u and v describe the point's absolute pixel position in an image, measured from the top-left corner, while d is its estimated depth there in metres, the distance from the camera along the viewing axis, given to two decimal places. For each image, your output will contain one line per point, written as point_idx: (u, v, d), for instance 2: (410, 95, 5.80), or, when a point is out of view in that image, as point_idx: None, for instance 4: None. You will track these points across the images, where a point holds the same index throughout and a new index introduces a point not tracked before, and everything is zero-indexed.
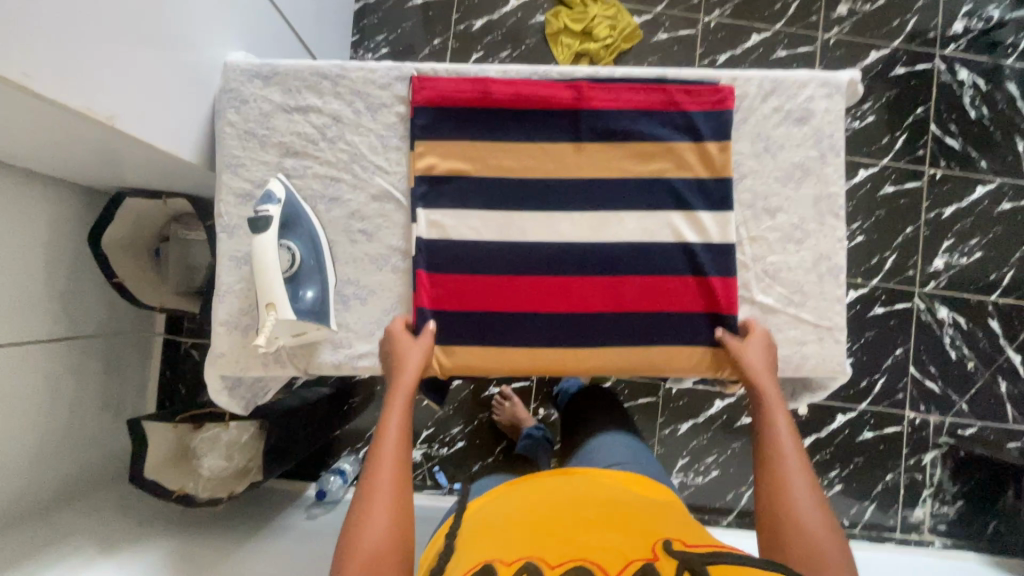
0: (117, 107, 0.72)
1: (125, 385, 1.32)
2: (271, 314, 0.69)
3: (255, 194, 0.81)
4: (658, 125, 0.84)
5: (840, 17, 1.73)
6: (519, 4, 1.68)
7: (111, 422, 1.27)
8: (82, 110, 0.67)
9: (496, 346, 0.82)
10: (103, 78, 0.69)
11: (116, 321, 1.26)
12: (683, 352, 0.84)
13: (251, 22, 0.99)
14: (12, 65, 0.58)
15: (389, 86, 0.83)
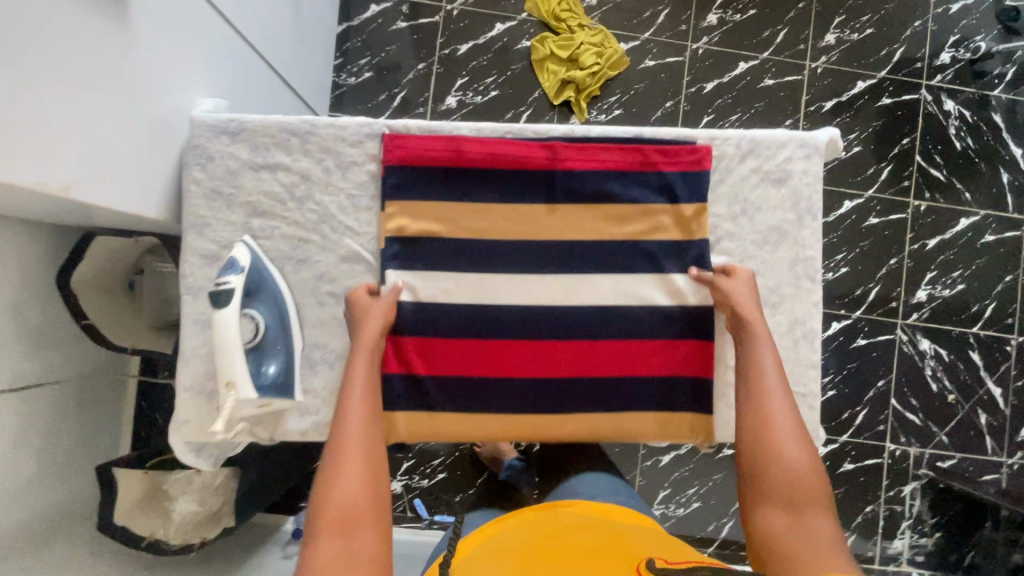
0: (78, 177, 0.67)
1: (99, 423, 1.29)
2: (232, 395, 0.67)
3: (220, 255, 0.79)
4: (635, 187, 0.84)
5: (828, 46, 1.72)
6: (504, 28, 1.65)
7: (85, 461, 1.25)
8: (44, 187, 0.62)
9: (466, 409, 0.82)
10: (66, 149, 0.65)
11: (82, 362, 1.22)
12: (643, 417, 0.84)
13: (223, 64, 0.96)
14: None
15: (361, 143, 0.81)
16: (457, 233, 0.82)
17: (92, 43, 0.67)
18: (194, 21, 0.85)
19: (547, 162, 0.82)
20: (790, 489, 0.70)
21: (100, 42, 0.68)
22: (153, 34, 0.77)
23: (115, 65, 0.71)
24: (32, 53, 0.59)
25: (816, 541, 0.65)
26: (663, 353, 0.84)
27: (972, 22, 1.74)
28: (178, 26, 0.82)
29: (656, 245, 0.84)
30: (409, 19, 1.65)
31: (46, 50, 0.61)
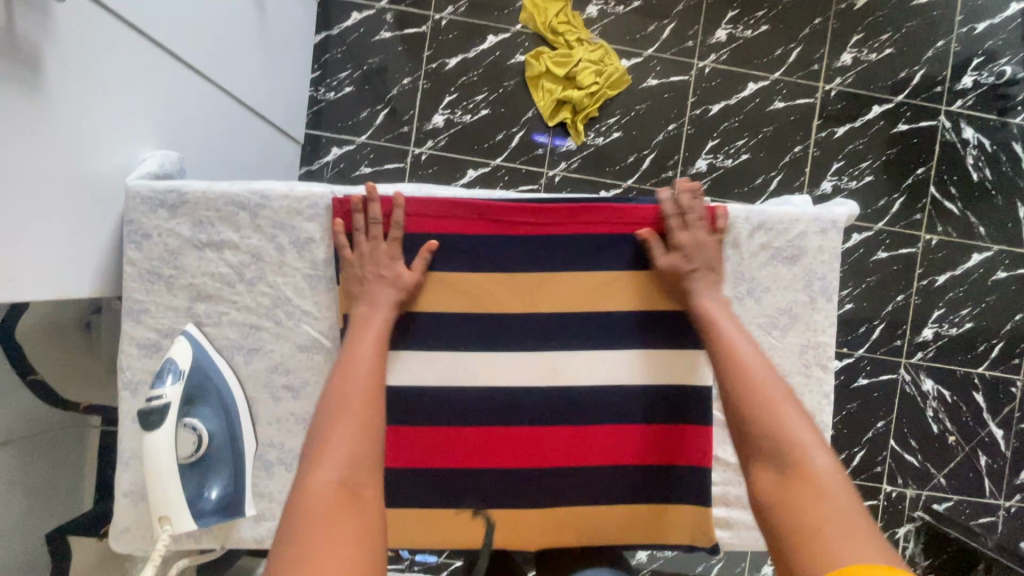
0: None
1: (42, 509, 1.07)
2: (166, 530, 0.65)
3: (163, 344, 0.73)
4: (619, 261, 0.82)
5: (843, 66, 1.61)
6: (497, 41, 1.53)
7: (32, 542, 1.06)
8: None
9: (458, 498, 0.85)
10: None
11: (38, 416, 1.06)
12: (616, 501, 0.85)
13: (172, 108, 0.85)
14: None
15: (318, 217, 0.75)
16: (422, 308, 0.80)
17: (10, 120, 0.59)
18: (126, 67, 0.74)
19: (524, 224, 0.81)
20: (778, 450, 0.67)
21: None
22: (75, 93, 0.67)
23: (38, 139, 0.62)
24: None
25: (817, 503, 0.62)
26: (644, 441, 0.84)
27: (998, 43, 1.63)
28: (106, 77, 0.71)
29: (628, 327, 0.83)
30: (395, 29, 1.52)
31: None
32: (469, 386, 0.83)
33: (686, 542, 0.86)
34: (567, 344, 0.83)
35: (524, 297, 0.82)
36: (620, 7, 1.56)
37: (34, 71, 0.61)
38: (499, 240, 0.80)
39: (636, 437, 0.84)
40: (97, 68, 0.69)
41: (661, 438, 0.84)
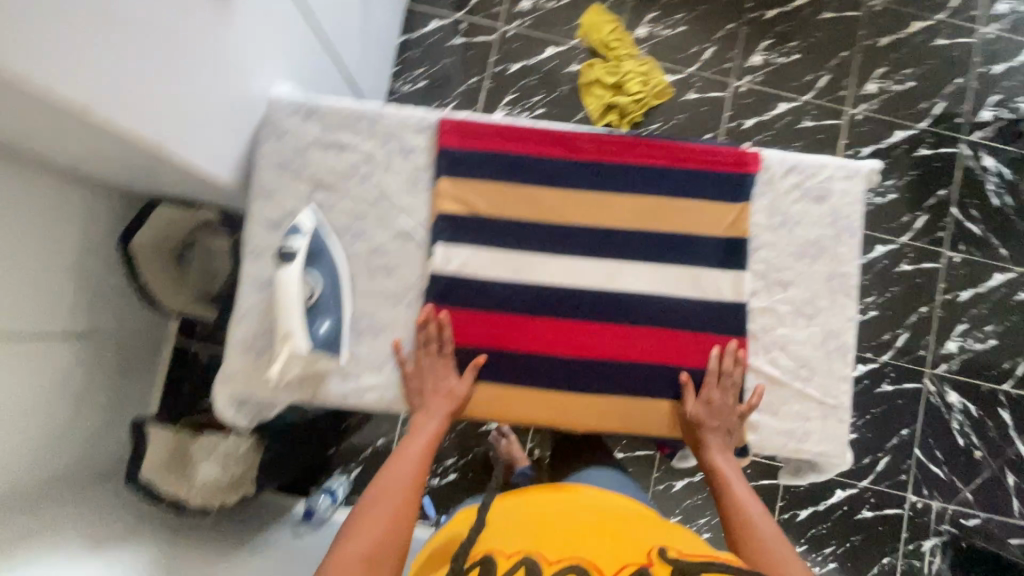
0: (129, 111, 0.67)
1: (128, 392, 1.38)
2: (289, 347, 0.71)
3: (284, 223, 0.84)
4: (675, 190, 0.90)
5: (868, 94, 1.76)
6: (556, 52, 1.74)
7: (98, 422, 1.28)
8: (93, 113, 0.62)
9: (509, 383, 0.84)
10: (132, 91, 0.67)
11: (120, 320, 1.30)
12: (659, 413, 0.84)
13: (296, 49, 1.02)
14: (100, 102, 0.63)
15: (422, 132, 0.87)
16: (495, 212, 0.85)
17: (210, 27, 0.77)
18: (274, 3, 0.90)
19: (590, 152, 0.86)
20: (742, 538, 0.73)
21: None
22: (249, 21, 0.85)
23: (221, 48, 0.81)
24: (163, 31, 0.69)
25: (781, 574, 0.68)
26: (697, 346, 0.84)
27: (1015, 83, 1.77)
28: (259, 4, 0.87)
29: (690, 246, 0.85)
30: (466, 36, 1.75)
31: (175, 27, 0.71)
32: (528, 282, 0.84)
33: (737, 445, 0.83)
34: (624, 254, 0.85)
35: (585, 209, 0.85)
36: (667, 30, 1.76)
37: None
38: (562, 162, 0.86)
39: (683, 341, 0.84)
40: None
41: (706, 342, 0.84)
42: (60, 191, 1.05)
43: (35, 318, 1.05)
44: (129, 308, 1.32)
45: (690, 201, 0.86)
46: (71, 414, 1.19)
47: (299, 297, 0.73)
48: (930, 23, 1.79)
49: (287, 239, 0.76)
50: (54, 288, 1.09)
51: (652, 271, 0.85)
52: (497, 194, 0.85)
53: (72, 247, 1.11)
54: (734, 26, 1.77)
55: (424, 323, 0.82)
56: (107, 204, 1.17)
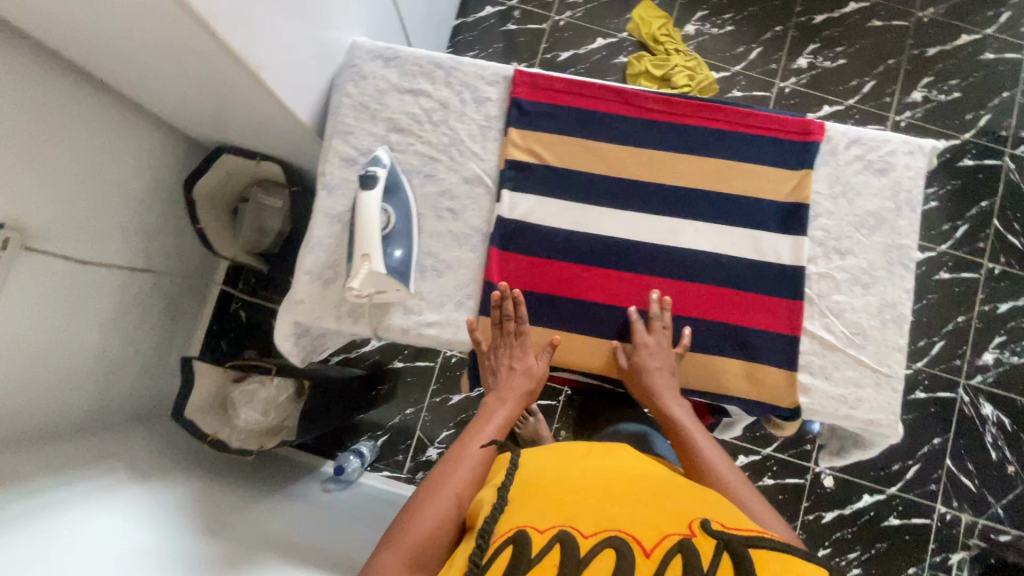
0: (224, 13, 0.70)
1: (172, 338, 1.42)
2: (365, 266, 0.75)
3: (359, 161, 0.87)
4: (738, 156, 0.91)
5: (913, 102, 1.77)
6: (605, 43, 1.78)
7: (142, 363, 1.32)
8: (190, 4, 0.66)
9: (565, 331, 0.85)
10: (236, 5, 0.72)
11: (172, 265, 1.35)
12: (712, 371, 0.85)
13: (373, 7, 1.06)
14: (209, 7, 0.68)
15: (496, 84, 0.90)
16: (561, 164, 0.88)
17: None
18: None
19: (657, 113, 0.89)
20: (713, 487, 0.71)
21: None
22: None
23: None
24: None
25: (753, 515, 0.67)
26: (755, 307, 0.85)
27: None
28: None
29: (750, 209, 0.87)
30: (519, 23, 1.79)
31: None
32: (589, 233, 0.86)
33: (785, 408, 0.83)
34: (684, 213, 0.87)
35: (650, 167, 0.87)
36: (715, 29, 1.79)
37: None
38: (629, 120, 0.89)
39: (740, 300, 0.85)
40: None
41: (764, 304, 0.85)
42: (129, 128, 1.10)
43: (93, 247, 1.10)
44: (182, 254, 1.37)
45: (752, 165, 0.88)
46: (120, 347, 1.24)
47: (377, 222, 0.77)
48: (979, 37, 1.80)
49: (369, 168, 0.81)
50: (115, 223, 1.14)
51: (711, 231, 0.86)
52: (564, 147, 0.88)
53: (135, 183, 1.16)
54: (782, 28, 1.80)
55: (500, 301, 0.82)
56: (172, 148, 1.22)
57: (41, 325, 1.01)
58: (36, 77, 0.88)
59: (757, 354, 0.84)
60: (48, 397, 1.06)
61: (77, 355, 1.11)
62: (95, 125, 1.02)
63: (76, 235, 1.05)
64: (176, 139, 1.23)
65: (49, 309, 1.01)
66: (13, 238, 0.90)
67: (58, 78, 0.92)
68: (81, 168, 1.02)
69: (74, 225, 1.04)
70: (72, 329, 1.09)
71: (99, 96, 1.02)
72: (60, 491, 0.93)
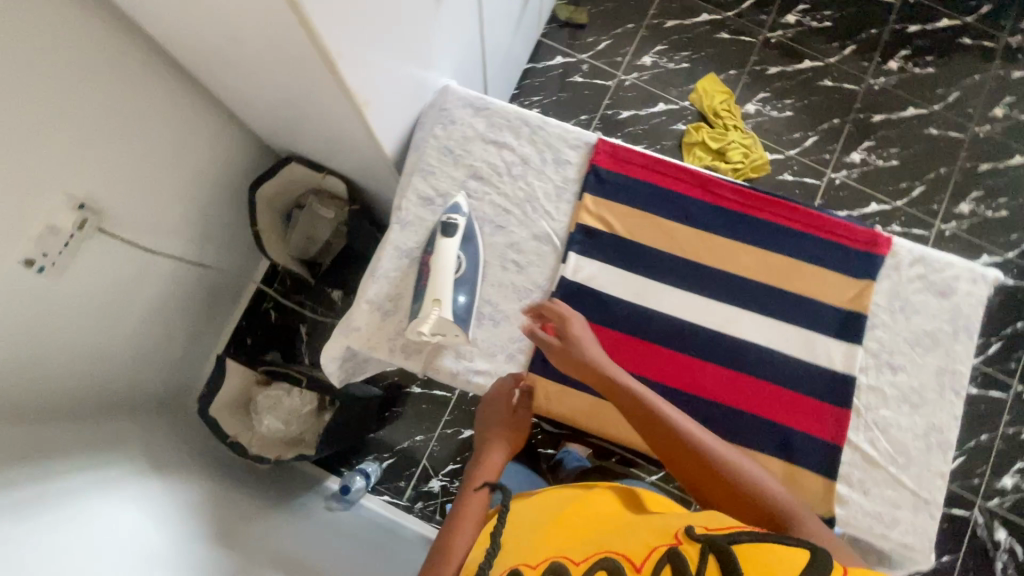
0: (346, 50, 0.73)
1: (205, 329, 1.43)
2: (435, 310, 0.79)
3: (435, 202, 0.90)
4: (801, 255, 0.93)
5: (960, 213, 1.79)
6: (666, 109, 1.83)
7: (172, 350, 1.33)
8: (322, 41, 0.69)
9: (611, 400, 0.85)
10: (357, 46, 0.75)
11: (220, 259, 1.37)
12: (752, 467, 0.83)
13: (464, 52, 1.11)
14: (336, 46, 0.71)
15: (577, 148, 0.93)
16: (629, 236, 0.89)
17: (423, 14, 0.87)
18: (465, 6, 1.00)
19: (728, 201, 0.91)
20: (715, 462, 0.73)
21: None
22: (447, 17, 0.95)
23: (424, 35, 0.90)
24: (395, 6, 0.79)
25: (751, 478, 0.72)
26: (801, 409, 0.85)
27: None
28: (456, 7, 0.97)
29: (808, 311, 0.88)
30: (586, 76, 1.85)
31: (403, 5, 0.80)
32: (647, 308, 0.87)
33: (819, 516, 0.82)
34: (744, 303, 0.88)
35: (714, 253, 0.89)
36: (774, 112, 1.84)
37: None
38: (701, 204, 0.91)
39: (787, 399, 0.85)
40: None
41: (810, 407, 0.85)
42: (211, 126, 1.14)
43: (155, 235, 1.12)
44: (232, 250, 1.39)
45: (814, 267, 0.89)
46: (156, 331, 1.25)
47: (451, 267, 0.81)
48: None
49: (448, 214, 0.86)
50: (180, 214, 1.17)
51: (766, 325, 0.87)
52: (635, 220, 0.90)
53: (205, 178, 1.19)
54: (840, 121, 1.84)
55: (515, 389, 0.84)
56: (244, 149, 1.26)
57: (93, 302, 1.03)
58: (137, 74, 0.94)
59: (798, 457, 0.84)
60: (84, 372, 1.07)
61: (118, 334, 1.13)
62: (183, 123, 1.07)
63: (145, 220, 1.08)
64: (249, 142, 1.27)
65: (100, 289, 1.03)
66: (90, 220, 0.94)
67: (155, 72, 0.97)
68: (161, 160, 1.06)
69: (146, 211, 1.07)
70: (119, 309, 1.11)
71: (190, 93, 1.06)
72: (81, 472, 0.94)
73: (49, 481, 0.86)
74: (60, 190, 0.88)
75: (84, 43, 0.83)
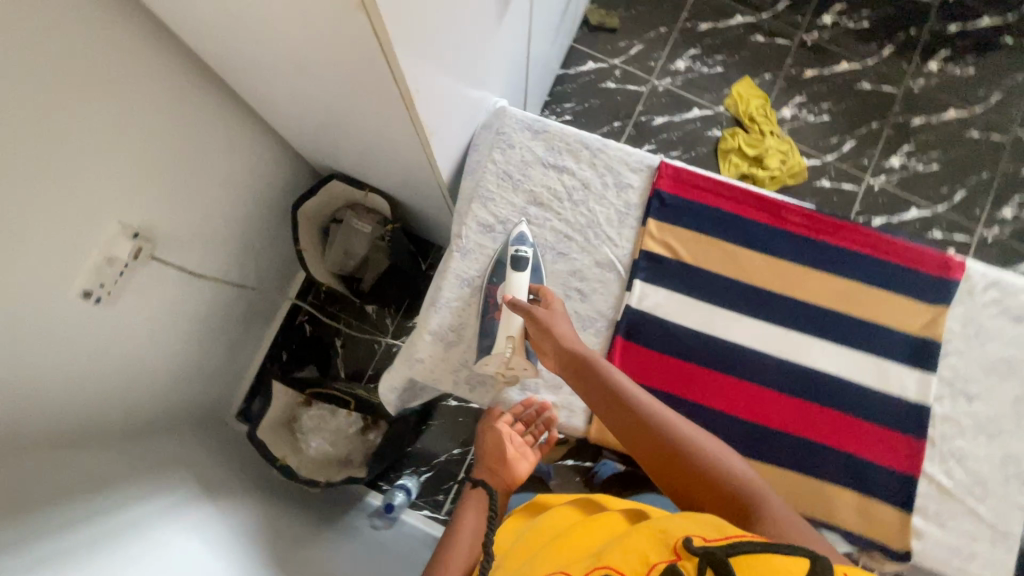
0: (423, 86, 0.70)
1: (244, 347, 1.43)
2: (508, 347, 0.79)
3: (495, 229, 0.88)
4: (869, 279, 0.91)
5: (1003, 219, 1.75)
6: (700, 114, 1.80)
7: (214, 368, 1.32)
8: (404, 80, 0.65)
9: None
10: (431, 79, 0.73)
11: (260, 277, 1.35)
12: (823, 498, 0.83)
13: (512, 68, 1.09)
14: (415, 83, 0.68)
15: (638, 171, 0.91)
16: (695, 263, 0.88)
17: (485, 37, 0.84)
18: (518, 24, 0.97)
19: (795, 225, 0.89)
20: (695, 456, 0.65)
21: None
22: (503, 37, 0.92)
23: (483, 57, 0.88)
24: (464, 33, 0.76)
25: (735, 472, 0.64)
26: (873, 438, 0.84)
27: None
28: (511, 26, 0.94)
29: (880, 338, 0.86)
30: (619, 82, 1.82)
31: (470, 32, 0.77)
32: (713, 337, 0.86)
33: (895, 548, 0.81)
34: (813, 331, 0.86)
35: (782, 279, 0.87)
36: (811, 116, 1.80)
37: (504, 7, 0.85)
38: (767, 228, 0.89)
39: (856, 428, 0.84)
40: (515, 9, 0.91)
41: (882, 438, 0.84)
42: (254, 144, 1.12)
43: (200, 257, 1.10)
44: (271, 267, 1.39)
45: (885, 293, 0.87)
46: (199, 352, 1.24)
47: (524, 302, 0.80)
48: None
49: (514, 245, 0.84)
50: (223, 235, 1.15)
51: (835, 353, 0.86)
52: (699, 246, 0.88)
53: (248, 197, 1.18)
54: (878, 125, 1.80)
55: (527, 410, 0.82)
56: (285, 167, 1.25)
57: (144, 327, 1.02)
58: (189, 98, 0.92)
59: (870, 489, 0.83)
60: (135, 396, 1.07)
61: (165, 357, 1.12)
62: (228, 144, 1.05)
63: (192, 244, 1.06)
64: (290, 159, 1.25)
65: (151, 313, 1.02)
66: (143, 247, 0.92)
67: (205, 95, 0.95)
68: (207, 182, 1.04)
69: (193, 234, 1.05)
70: (166, 334, 1.09)
71: (237, 114, 1.05)
72: (140, 500, 0.93)
73: (111, 514, 0.85)
74: (114, 220, 0.85)
75: (139, 70, 0.81)
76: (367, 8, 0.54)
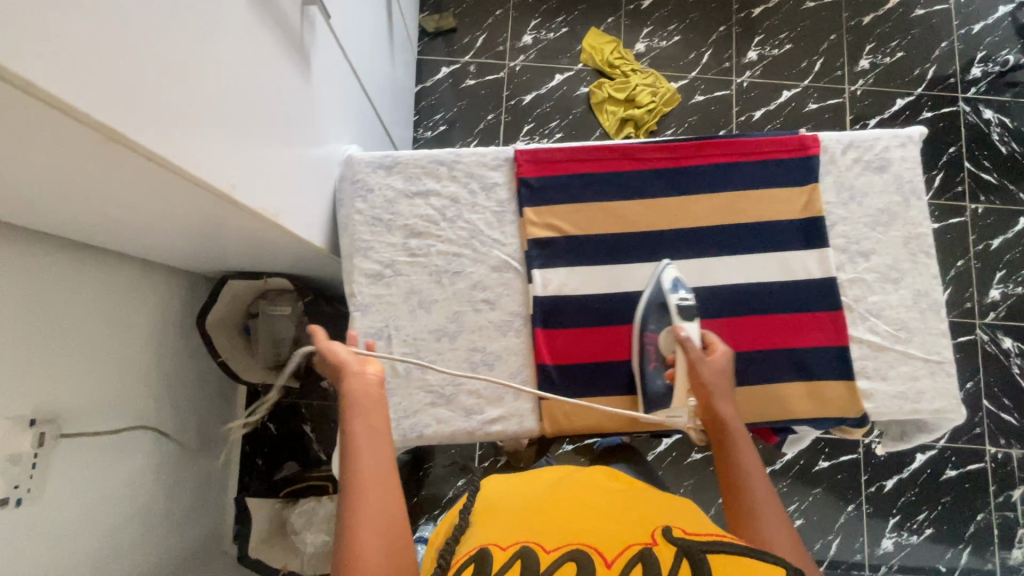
0: (237, 178, 0.66)
1: (213, 470, 1.38)
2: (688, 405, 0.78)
3: (385, 274, 0.88)
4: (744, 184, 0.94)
5: (862, 70, 1.85)
6: (563, 78, 1.82)
7: (188, 506, 1.28)
8: (209, 181, 0.61)
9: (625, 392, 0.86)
10: (247, 165, 0.68)
11: (196, 400, 1.31)
12: (775, 399, 0.86)
13: (352, 110, 1.07)
14: (224, 176, 0.63)
15: (499, 167, 0.92)
16: (582, 232, 0.89)
17: (297, 98, 0.81)
18: (335, 70, 0.96)
19: (660, 161, 0.91)
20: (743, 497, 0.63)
21: (266, 58, 0.72)
22: (321, 87, 0.90)
23: (308, 116, 0.85)
24: (266, 106, 0.72)
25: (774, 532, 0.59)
26: (800, 327, 0.87)
27: (996, 40, 1.86)
28: (328, 74, 0.93)
29: (771, 234, 0.89)
30: (478, 77, 1.82)
31: (273, 101, 0.74)
32: (624, 294, 0.88)
33: (852, 417, 0.85)
34: (710, 251, 0.89)
35: (665, 216, 0.90)
36: (663, 42, 1.85)
37: (303, 64, 0.83)
38: (634, 174, 0.91)
39: (781, 324, 0.88)
40: (321, 59, 0.89)
41: (805, 323, 0.87)
42: (131, 280, 1.08)
43: (121, 411, 1.06)
44: (206, 385, 1.34)
45: (761, 191, 0.90)
46: (162, 500, 1.19)
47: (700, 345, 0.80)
48: None
49: (670, 291, 0.82)
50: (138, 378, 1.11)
51: (737, 264, 0.89)
52: (581, 215, 0.90)
53: (148, 332, 1.14)
54: (725, 27, 1.86)
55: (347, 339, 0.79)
56: (176, 287, 1.21)
57: (86, 505, 0.97)
58: (42, 265, 0.88)
59: (814, 373, 0.86)
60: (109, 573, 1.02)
61: (126, 521, 1.07)
62: (103, 290, 1.01)
63: (105, 402, 1.02)
64: (178, 277, 1.21)
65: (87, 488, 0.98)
66: (46, 431, 0.88)
67: (59, 257, 0.91)
68: (95, 338, 1.00)
69: (101, 392, 1.01)
70: (115, 501, 1.04)
71: (101, 259, 1.00)
72: None
73: None
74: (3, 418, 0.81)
75: None
76: (118, 138, 0.48)
